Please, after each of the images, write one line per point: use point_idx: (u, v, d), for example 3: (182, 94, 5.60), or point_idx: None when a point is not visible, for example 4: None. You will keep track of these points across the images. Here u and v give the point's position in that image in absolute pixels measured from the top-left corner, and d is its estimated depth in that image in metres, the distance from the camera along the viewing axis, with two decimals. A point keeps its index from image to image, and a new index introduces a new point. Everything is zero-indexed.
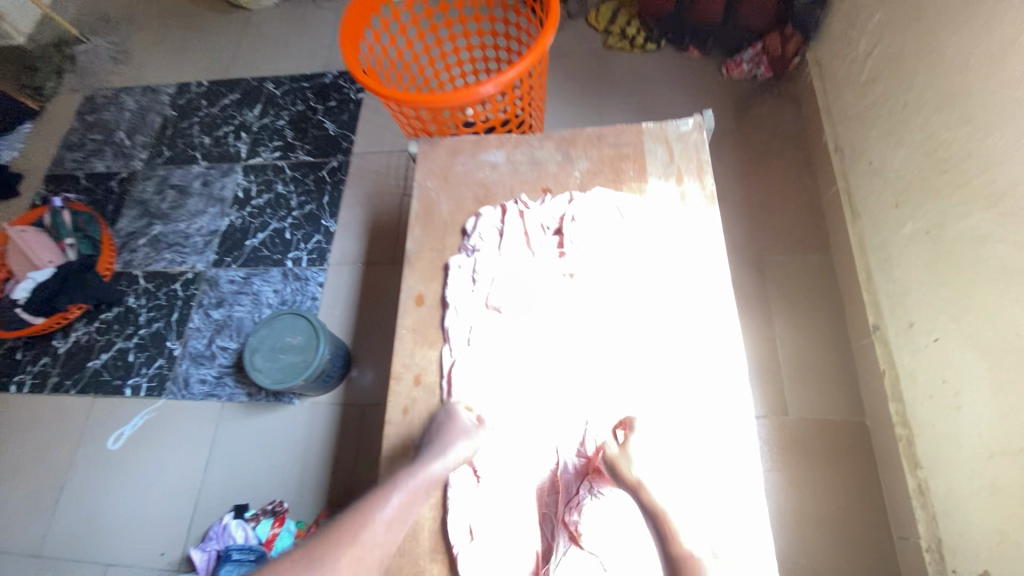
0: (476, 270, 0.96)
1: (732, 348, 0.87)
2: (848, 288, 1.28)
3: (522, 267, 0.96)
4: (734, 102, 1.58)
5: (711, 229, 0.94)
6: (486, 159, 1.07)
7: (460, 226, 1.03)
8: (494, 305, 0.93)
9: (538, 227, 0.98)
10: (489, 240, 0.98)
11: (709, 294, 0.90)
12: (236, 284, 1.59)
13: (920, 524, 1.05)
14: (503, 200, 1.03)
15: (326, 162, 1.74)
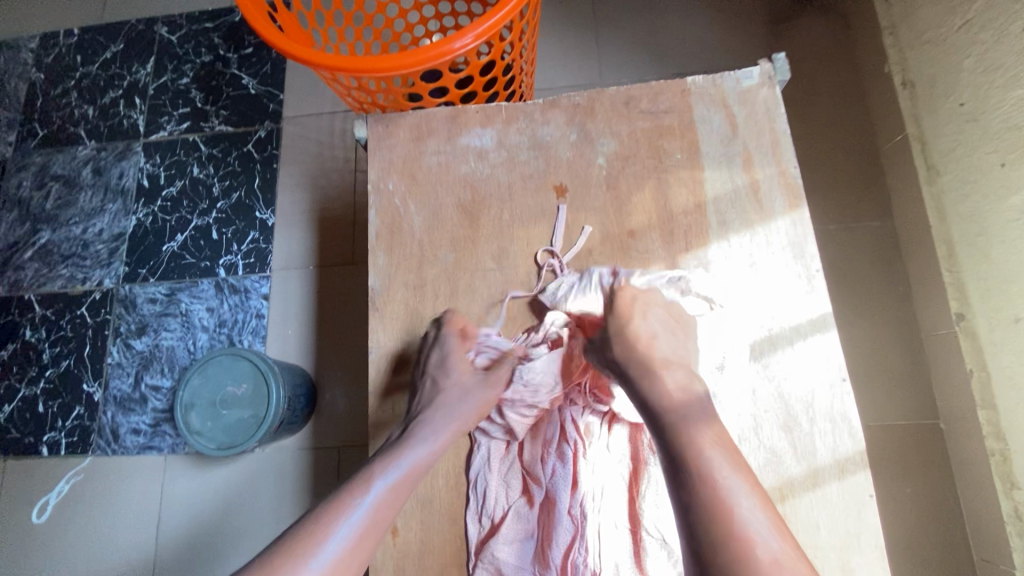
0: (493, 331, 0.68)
1: (833, 405, 0.62)
2: (920, 262, 1.05)
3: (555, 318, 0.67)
4: (764, 22, 1.25)
5: (793, 238, 0.66)
6: (468, 145, 0.76)
7: (439, 251, 0.73)
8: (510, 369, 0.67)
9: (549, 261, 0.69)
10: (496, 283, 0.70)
11: (798, 327, 0.64)
12: (159, 304, 1.27)
13: (1015, 553, 0.88)
14: (497, 207, 0.73)
15: (250, 133, 1.35)
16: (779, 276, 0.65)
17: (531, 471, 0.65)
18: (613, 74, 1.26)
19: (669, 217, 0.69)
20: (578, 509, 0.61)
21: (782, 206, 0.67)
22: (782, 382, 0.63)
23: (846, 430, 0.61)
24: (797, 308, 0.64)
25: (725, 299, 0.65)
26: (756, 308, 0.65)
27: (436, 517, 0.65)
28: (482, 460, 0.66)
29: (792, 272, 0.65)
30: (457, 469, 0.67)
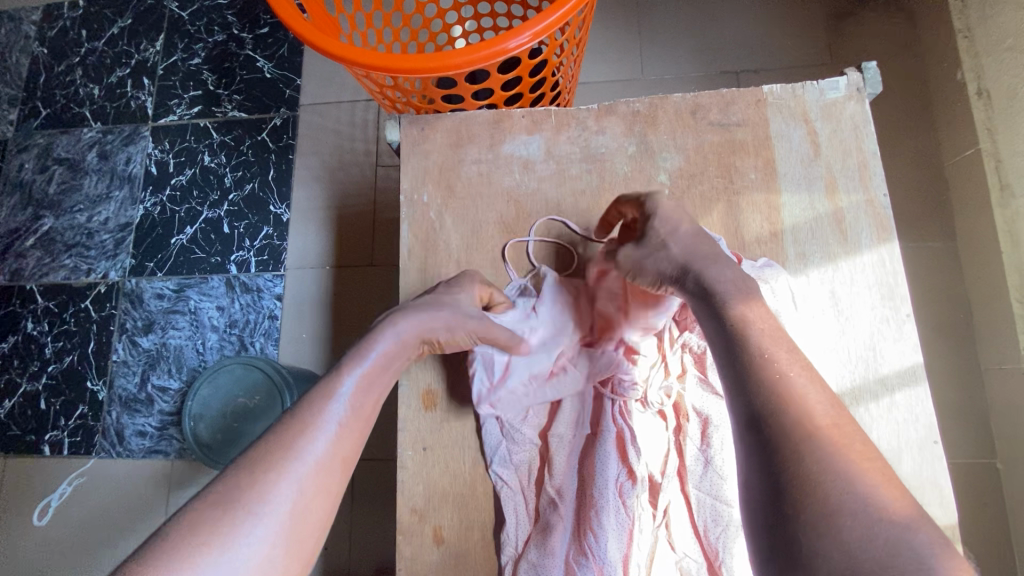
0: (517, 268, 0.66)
1: (924, 470, 0.55)
2: (983, 286, 0.97)
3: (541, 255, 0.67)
4: (824, 17, 1.15)
5: (880, 277, 0.59)
6: (513, 154, 0.68)
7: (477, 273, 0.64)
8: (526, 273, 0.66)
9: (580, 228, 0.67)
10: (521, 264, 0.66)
11: (884, 379, 0.57)
12: (167, 300, 1.21)
13: None
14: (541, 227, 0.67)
15: (265, 120, 1.27)
16: (867, 314, 0.59)
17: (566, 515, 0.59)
18: (657, 68, 1.17)
19: (741, 246, 0.62)
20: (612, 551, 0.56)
21: (870, 239, 0.60)
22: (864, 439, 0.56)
23: (936, 500, 0.54)
24: (883, 354, 0.57)
25: (812, 338, 0.57)
26: (839, 354, 0.58)
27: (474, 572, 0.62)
28: (510, 494, 0.61)
29: (879, 313, 0.58)
30: (493, 522, 0.62)
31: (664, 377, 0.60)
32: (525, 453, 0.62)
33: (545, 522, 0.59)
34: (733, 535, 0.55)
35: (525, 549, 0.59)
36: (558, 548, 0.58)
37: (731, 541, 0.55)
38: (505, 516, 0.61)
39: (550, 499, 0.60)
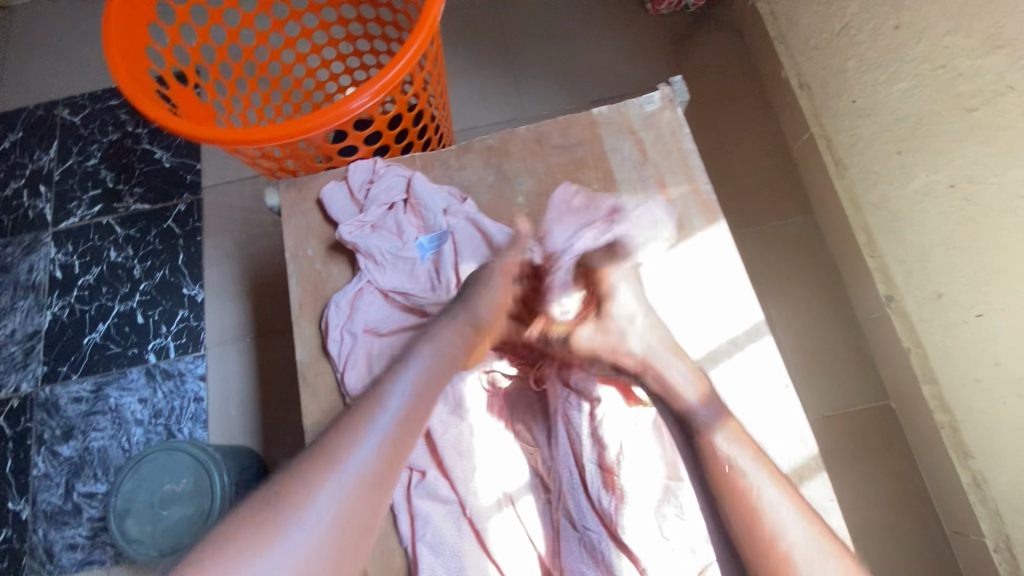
0: (381, 257, 0.68)
1: (780, 404, 0.62)
2: (844, 249, 1.09)
3: (403, 244, 0.69)
4: (667, 44, 1.30)
5: (711, 255, 0.67)
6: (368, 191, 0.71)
7: (354, 290, 0.67)
8: (389, 264, 0.68)
9: (435, 217, 0.70)
10: (386, 256, 0.68)
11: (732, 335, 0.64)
12: (85, 402, 1.17)
13: (982, 522, 0.89)
14: (404, 230, 0.69)
15: (169, 207, 1.29)
16: (714, 272, 0.67)
17: (473, 517, 0.61)
18: (534, 106, 1.28)
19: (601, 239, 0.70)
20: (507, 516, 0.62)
21: (700, 222, 0.69)
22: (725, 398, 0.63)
23: (798, 440, 0.61)
24: (729, 317, 0.65)
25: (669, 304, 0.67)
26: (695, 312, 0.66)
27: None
28: (421, 515, 0.62)
29: (720, 268, 0.67)
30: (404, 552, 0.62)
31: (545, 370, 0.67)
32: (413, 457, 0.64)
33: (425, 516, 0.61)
34: (626, 502, 0.60)
35: (417, 545, 0.61)
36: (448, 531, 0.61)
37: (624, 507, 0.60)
38: (397, 513, 0.63)
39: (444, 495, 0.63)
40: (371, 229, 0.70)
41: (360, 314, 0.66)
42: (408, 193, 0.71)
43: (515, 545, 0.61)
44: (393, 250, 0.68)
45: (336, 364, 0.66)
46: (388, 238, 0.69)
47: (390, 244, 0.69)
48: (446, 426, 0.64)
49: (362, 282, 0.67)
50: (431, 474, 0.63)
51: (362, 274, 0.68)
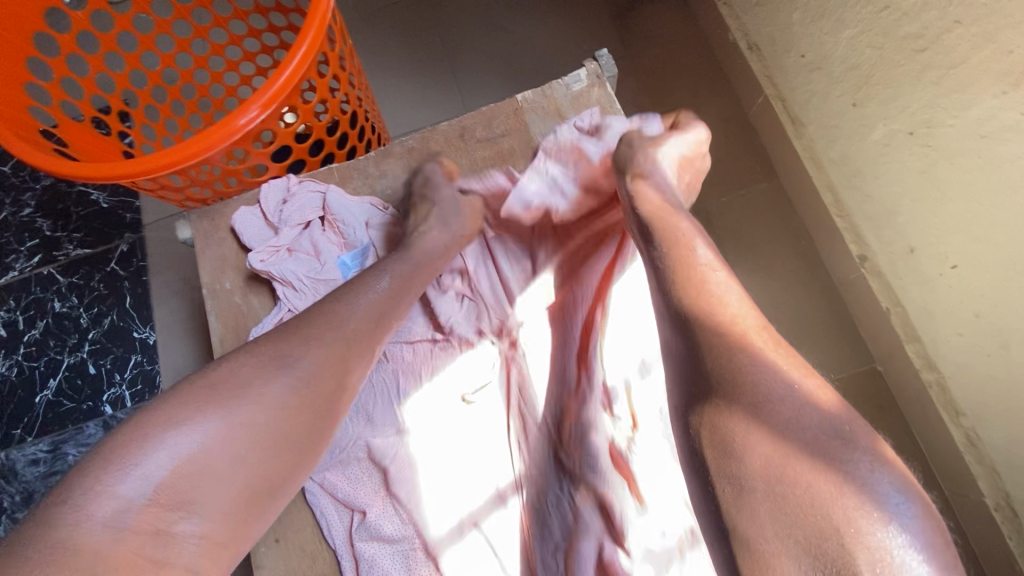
0: (300, 279, 0.63)
1: None
2: (812, 211, 1.03)
3: (323, 262, 0.64)
4: (610, 17, 1.24)
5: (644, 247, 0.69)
6: (278, 208, 0.66)
7: (274, 323, 0.62)
8: (309, 284, 0.63)
9: (355, 231, 0.65)
10: (304, 277, 0.63)
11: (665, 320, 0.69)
12: (43, 463, 1.12)
13: (980, 480, 0.85)
14: (323, 245, 0.64)
15: (111, 250, 1.23)
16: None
17: (425, 552, 0.63)
18: (477, 99, 1.22)
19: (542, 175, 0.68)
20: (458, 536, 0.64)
21: None
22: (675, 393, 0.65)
23: None
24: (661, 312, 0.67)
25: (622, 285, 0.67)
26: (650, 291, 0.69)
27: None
28: (365, 558, 0.62)
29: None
30: None
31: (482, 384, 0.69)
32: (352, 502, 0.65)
33: (370, 560, 0.62)
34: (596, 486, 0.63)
35: None
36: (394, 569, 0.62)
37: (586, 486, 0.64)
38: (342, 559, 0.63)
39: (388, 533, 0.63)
40: (288, 253, 0.64)
41: None
42: (325, 209, 0.66)
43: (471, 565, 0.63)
44: (312, 267, 0.63)
45: None
46: (307, 256, 0.64)
47: (309, 260, 0.64)
48: (385, 460, 0.66)
49: (280, 314, 0.63)
50: (373, 513, 0.64)
51: (283, 303, 0.63)
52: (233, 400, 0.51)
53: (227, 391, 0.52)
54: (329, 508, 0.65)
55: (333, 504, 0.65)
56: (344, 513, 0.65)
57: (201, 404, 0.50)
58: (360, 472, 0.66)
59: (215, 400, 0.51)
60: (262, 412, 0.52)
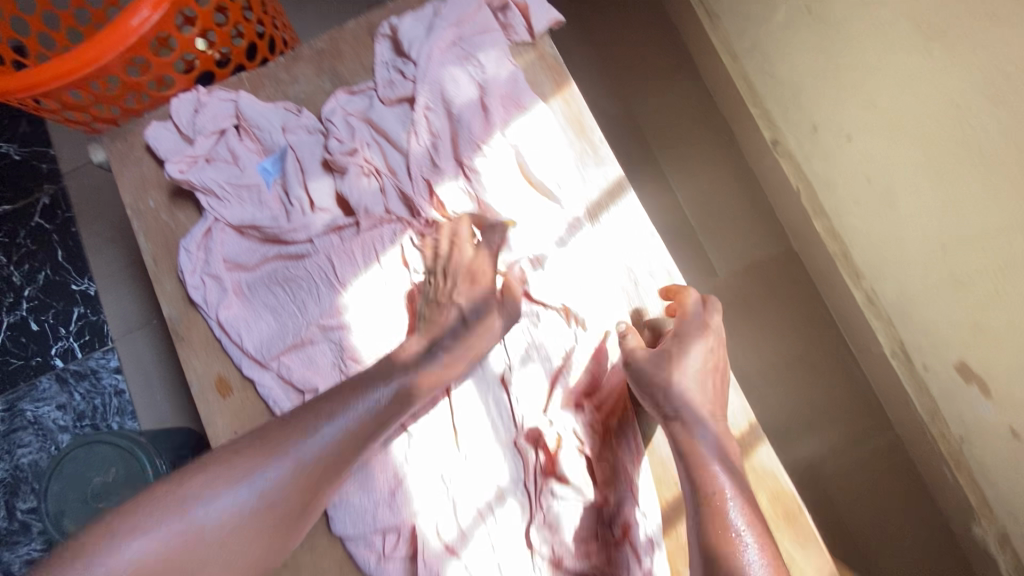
0: (222, 189, 0.63)
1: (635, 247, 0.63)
2: (730, 103, 1.08)
3: (243, 170, 0.64)
4: None
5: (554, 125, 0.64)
6: (189, 121, 0.65)
7: (203, 234, 0.63)
8: (232, 193, 0.63)
9: (271, 134, 0.65)
10: (227, 187, 0.63)
11: (586, 180, 0.64)
12: (0, 422, 1.12)
13: (879, 332, 0.96)
14: (241, 154, 0.64)
15: (31, 203, 1.18)
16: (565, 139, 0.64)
17: None
18: None
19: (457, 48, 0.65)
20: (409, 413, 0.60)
21: (550, 89, 0.66)
22: (591, 261, 0.62)
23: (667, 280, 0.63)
24: (584, 177, 0.64)
25: (535, 158, 0.63)
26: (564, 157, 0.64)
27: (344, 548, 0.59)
28: None
29: (580, 151, 0.64)
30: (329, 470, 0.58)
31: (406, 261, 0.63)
32: (294, 384, 0.61)
33: None
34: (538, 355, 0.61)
35: None
36: None
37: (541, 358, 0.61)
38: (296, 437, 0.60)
39: None
40: (206, 162, 0.64)
41: (215, 252, 0.63)
42: (238, 116, 0.65)
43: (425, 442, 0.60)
44: (232, 176, 0.63)
45: (205, 309, 0.62)
46: (226, 166, 0.64)
47: (229, 171, 0.64)
48: (318, 340, 0.61)
49: (207, 224, 0.63)
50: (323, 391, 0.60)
51: (209, 215, 0.63)
52: (182, 511, 0.51)
53: (178, 505, 0.51)
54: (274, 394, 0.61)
55: (273, 389, 0.61)
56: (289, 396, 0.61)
57: (144, 524, 0.50)
58: (298, 355, 0.61)
59: (168, 515, 0.51)
60: (219, 524, 0.52)
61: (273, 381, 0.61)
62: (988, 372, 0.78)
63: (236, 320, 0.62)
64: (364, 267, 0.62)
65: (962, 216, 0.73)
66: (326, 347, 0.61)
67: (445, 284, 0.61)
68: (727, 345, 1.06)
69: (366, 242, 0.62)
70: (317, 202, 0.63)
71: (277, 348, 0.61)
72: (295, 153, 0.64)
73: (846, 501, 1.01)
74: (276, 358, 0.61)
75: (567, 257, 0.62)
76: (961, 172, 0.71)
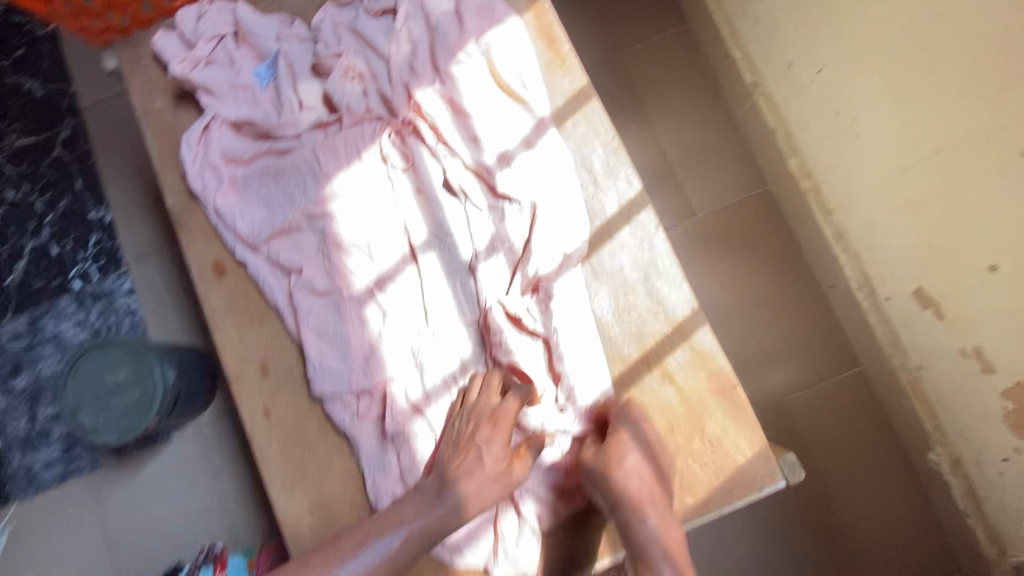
0: (221, 90, 0.70)
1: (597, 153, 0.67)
2: (714, 49, 1.11)
3: (240, 73, 0.71)
4: None
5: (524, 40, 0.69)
6: (192, 29, 0.72)
7: (202, 130, 0.70)
8: (230, 93, 0.70)
9: (265, 42, 0.71)
10: (225, 88, 0.70)
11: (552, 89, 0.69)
12: (24, 337, 1.21)
13: (845, 267, 0.99)
14: (238, 59, 0.71)
15: (53, 137, 1.26)
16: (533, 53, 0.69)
17: (355, 304, 0.66)
18: None
19: None
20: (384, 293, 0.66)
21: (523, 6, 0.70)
22: (554, 161, 0.66)
23: (623, 182, 0.66)
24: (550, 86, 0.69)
25: (506, 67, 0.68)
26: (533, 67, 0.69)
27: (322, 410, 0.65)
28: (302, 307, 0.66)
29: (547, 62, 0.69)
30: (312, 338, 0.65)
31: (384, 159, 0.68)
32: (281, 266, 0.67)
33: (303, 313, 0.66)
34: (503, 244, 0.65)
35: (304, 335, 0.65)
36: (326, 317, 0.66)
37: (507, 246, 0.65)
38: (281, 312, 0.67)
39: (315, 290, 0.66)
40: (206, 65, 0.71)
41: (213, 146, 0.69)
42: (237, 25, 0.72)
43: (398, 320, 0.66)
44: (230, 78, 0.70)
45: (202, 197, 0.69)
46: (224, 70, 0.71)
47: (227, 74, 0.71)
48: (302, 227, 0.68)
49: (206, 121, 0.70)
50: (306, 271, 0.67)
51: (208, 112, 0.70)
52: None
53: None
54: (264, 274, 0.67)
55: (262, 269, 0.67)
56: (276, 277, 0.67)
57: None
58: (286, 239, 0.68)
59: None
60: None
61: (263, 263, 0.68)
62: (942, 295, 0.82)
63: (230, 206, 0.68)
64: (347, 162, 0.68)
65: (920, 136, 0.77)
66: (310, 233, 0.68)
67: (466, 425, 0.60)
68: (703, 282, 1.11)
69: (349, 138, 0.68)
70: (303, 101, 0.70)
71: (267, 232, 0.68)
72: (286, 58, 0.70)
73: (810, 431, 1.06)
74: (266, 241, 0.68)
75: (531, 157, 0.67)
76: (925, 93, 0.74)
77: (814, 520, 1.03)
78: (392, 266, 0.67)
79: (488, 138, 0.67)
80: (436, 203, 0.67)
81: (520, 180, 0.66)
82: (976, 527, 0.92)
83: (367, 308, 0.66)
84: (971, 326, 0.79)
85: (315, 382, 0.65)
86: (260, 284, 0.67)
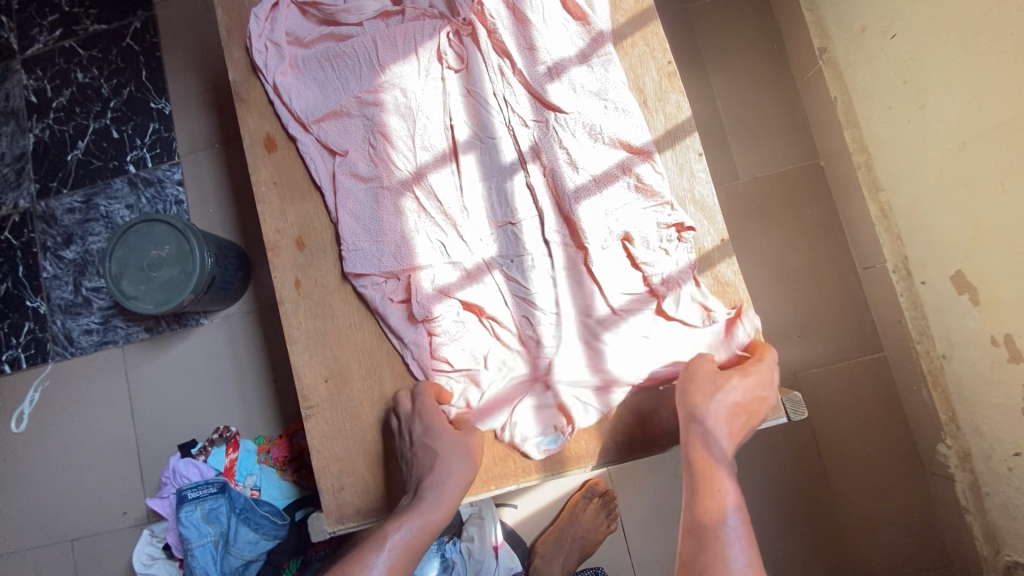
0: None
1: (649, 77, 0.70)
2: (786, 11, 1.08)
3: None
4: None
5: None
6: None
7: (269, 7, 0.72)
8: None
9: None
10: None
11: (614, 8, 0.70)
12: (78, 212, 1.28)
13: (885, 247, 0.97)
14: None
15: (125, 26, 1.31)
16: None
17: (393, 192, 0.70)
18: None
19: None
20: (423, 185, 0.70)
21: None
22: (609, 77, 0.68)
23: (672, 106, 0.69)
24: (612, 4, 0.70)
25: None
26: None
27: (353, 288, 0.71)
28: (344, 188, 0.70)
29: None
30: (348, 220, 0.69)
31: (438, 55, 0.71)
32: (329, 147, 0.71)
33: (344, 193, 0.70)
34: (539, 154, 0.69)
35: (343, 214, 0.70)
36: (365, 200, 0.70)
37: (543, 155, 0.69)
38: (325, 191, 0.71)
39: (358, 173, 0.70)
40: None
41: (279, 24, 0.72)
42: None
43: (432, 214, 0.70)
44: None
45: (262, 72, 0.72)
46: None
47: None
48: (353, 111, 0.71)
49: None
50: (351, 155, 0.71)
51: None
52: None
53: None
54: (312, 154, 0.71)
55: (311, 148, 0.71)
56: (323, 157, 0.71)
57: None
58: (337, 122, 0.71)
59: None
60: None
61: (312, 143, 0.71)
62: (981, 280, 0.80)
63: (287, 83, 0.71)
64: (403, 54, 0.70)
65: (985, 110, 0.74)
66: (359, 118, 0.71)
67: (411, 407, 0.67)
68: (736, 248, 1.09)
69: (408, 32, 0.71)
70: None
71: (319, 113, 0.71)
72: None
73: (820, 410, 1.05)
74: (317, 122, 0.71)
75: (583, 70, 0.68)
76: (995, 64, 0.71)
77: (809, 497, 1.03)
78: (433, 161, 0.70)
79: (545, 47, 0.68)
80: (483, 105, 0.70)
81: (571, 91, 0.68)
82: (974, 524, 0.91)
83: (404, 199, 0.70)
84: (1003, 312, 0.77)
85: (350, 261, 0.69)
86: (307, 162, 0.71)
